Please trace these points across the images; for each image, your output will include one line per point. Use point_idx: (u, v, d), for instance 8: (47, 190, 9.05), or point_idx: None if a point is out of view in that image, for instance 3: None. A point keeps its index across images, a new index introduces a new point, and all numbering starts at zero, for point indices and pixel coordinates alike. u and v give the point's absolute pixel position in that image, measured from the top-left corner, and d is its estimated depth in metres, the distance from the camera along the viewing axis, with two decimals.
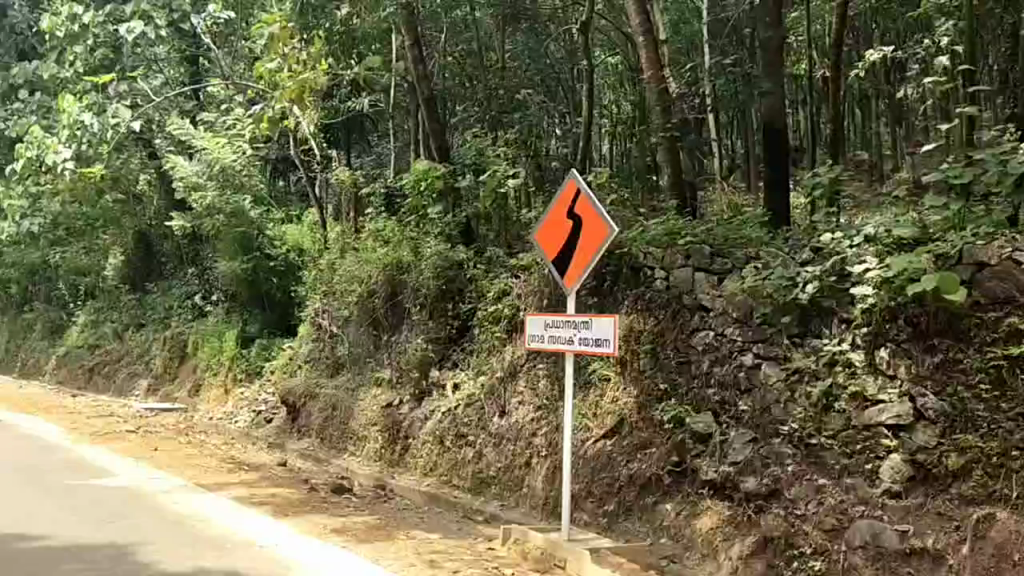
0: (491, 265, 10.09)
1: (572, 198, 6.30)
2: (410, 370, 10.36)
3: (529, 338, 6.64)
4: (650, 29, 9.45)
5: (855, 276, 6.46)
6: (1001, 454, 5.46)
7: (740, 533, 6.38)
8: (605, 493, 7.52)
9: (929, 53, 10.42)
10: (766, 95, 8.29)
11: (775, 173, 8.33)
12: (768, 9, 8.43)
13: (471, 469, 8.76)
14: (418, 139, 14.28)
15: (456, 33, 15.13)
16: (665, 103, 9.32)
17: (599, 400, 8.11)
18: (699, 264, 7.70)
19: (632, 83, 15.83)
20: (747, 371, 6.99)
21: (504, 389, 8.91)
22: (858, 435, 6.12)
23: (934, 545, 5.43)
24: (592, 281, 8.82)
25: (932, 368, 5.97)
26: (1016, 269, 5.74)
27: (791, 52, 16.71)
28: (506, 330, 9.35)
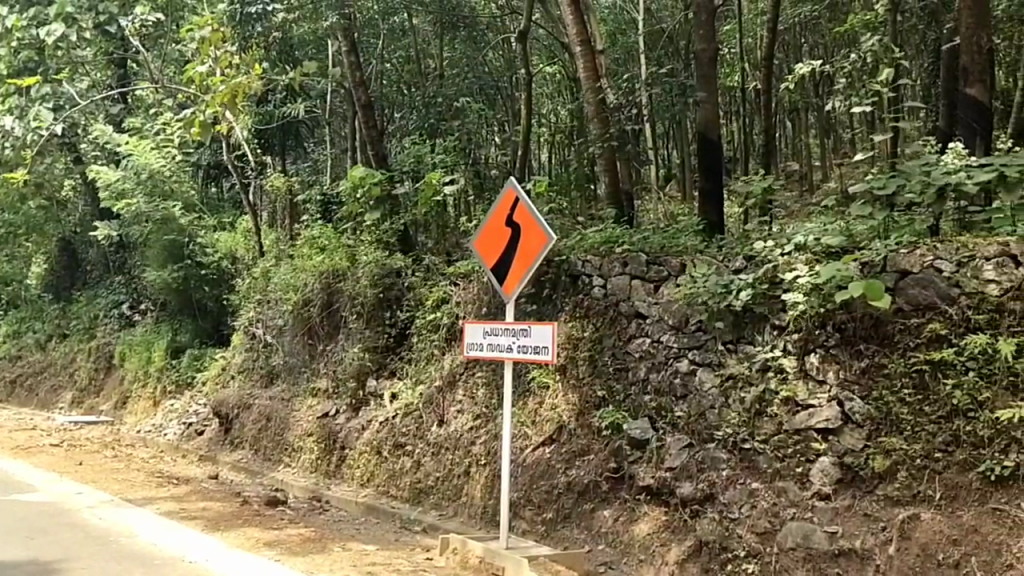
0: (429, 273, 10.05)
1: (510, 206, 6.27)
2: (347, 380, 10.23)
3: (467, 346, 6.56)
4: (587, 39, 9.56)
5: (786, 283, 6.59)
6: (925, 456, 5.67)
7: (677, 537, 6.48)
8: (543, 501, 7.47)
9: (857, 65, 10.76)
10: (700, 106, 8.48)
11: (709, 183, 8.48)
12: (701, 21, 8.60)
13: (409, 479, 8.65)
14: (354, 145, 14.24)
15: (394, 40, 15.18)
16: (603, 113, 9.45)
17: (537, 408, 8.12)
18: (636, 271, 7.78)
19: (569, 93, 15.99)
20: (683, 378, 7.10)
21: (442, 398, 8.87)
22: (789, 440, 6.26)
23: (862, 546, 5.61)
24: (530, 288, 8.84)
25: (859, 373, 6.13)
26: (937, 276, 5.96)
27: (723, 63, 17.10)
28: (445, 339, 9.30)
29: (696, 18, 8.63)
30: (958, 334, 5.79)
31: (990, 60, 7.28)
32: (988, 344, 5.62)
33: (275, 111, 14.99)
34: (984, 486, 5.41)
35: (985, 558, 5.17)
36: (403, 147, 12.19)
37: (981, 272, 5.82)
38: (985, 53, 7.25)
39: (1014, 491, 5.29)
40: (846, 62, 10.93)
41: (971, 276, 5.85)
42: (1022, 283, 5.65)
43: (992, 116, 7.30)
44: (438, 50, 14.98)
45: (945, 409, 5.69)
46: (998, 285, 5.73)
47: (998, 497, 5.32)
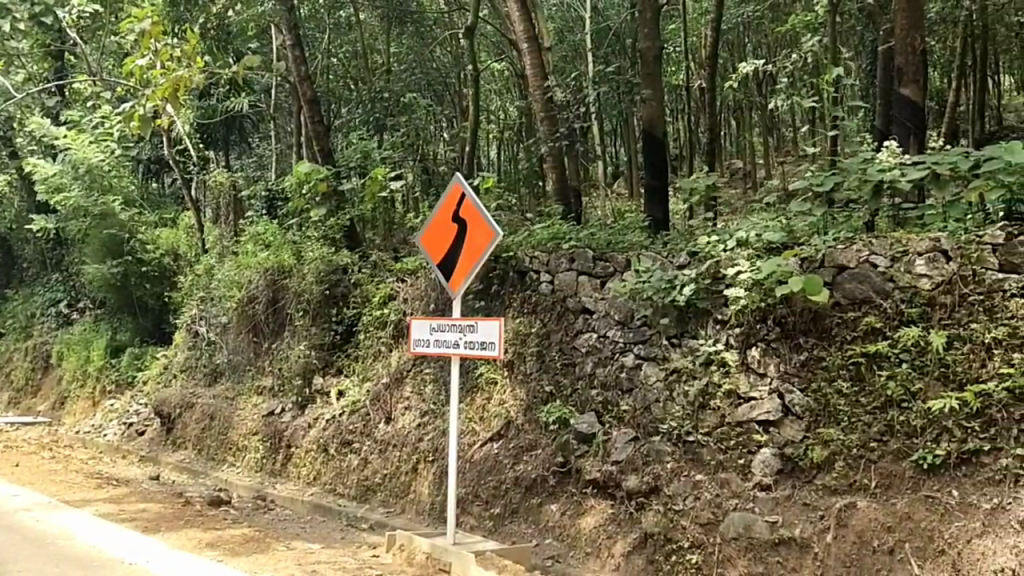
0: (376, 270, 10.01)
1: (457, 201, 6.25)
2: (293, 378, 10.13)
3: (413, 342, 6.54)
4: (534, 36, 9.61)
5: (728, 278, 6.71)
6: (861, 446, 5.81)
7: (623, 530, 6.53)
8: (491, 496, 7.49)
9: (797, 65, 11.02)
10: (645, 104, 8.59)
11: (653, 179, 8.59)
12: (646, 19, 8.73)
13: (356, 477, 8.59)
14: (300, 140, 14.11)
15: (341, 35, 15.15)
16: (550, 110, 9.53)
17: (485, 404, 8.16)
18: (582, 267, 7.85)
19: (518, 90, 16.09)
20: (629, 372, 7.19)
21: (389, 396, 8.84)
22: (732, 432, 6.37)
23: (801, 534, 5.69)
24: (478, 285, 8.87)
25: (798, 366, 6.28)
26: (873, 271, 6.14)
27: (669, 62, 17.36)
28: (392, 336, 9.27)
29: (641, 17, 8.76)
30: (893, 328, 5.99)
31: (924, 61, 7.49)
32: (921, 337, 5.83)
33: (218, 105, 14.82)
34: (916, 475, 5.53)
35: (918, 543, 5.23)
36: (349, 143, 12.12)
37: (914, 266, 6.01)
38: (918, 54, 7.45)
39: (945, 479, 5.42)
40: (788, 62, 11.19)
41: (905, 271, 6.04)
42: (952, 278, 5.85)
43: (926, 116, 7.51)
44: (385, 46, 14.93)
45: (880, 400, 5.86)
46: (930, 280, 5.93)
47: (930, 484, 5.45)
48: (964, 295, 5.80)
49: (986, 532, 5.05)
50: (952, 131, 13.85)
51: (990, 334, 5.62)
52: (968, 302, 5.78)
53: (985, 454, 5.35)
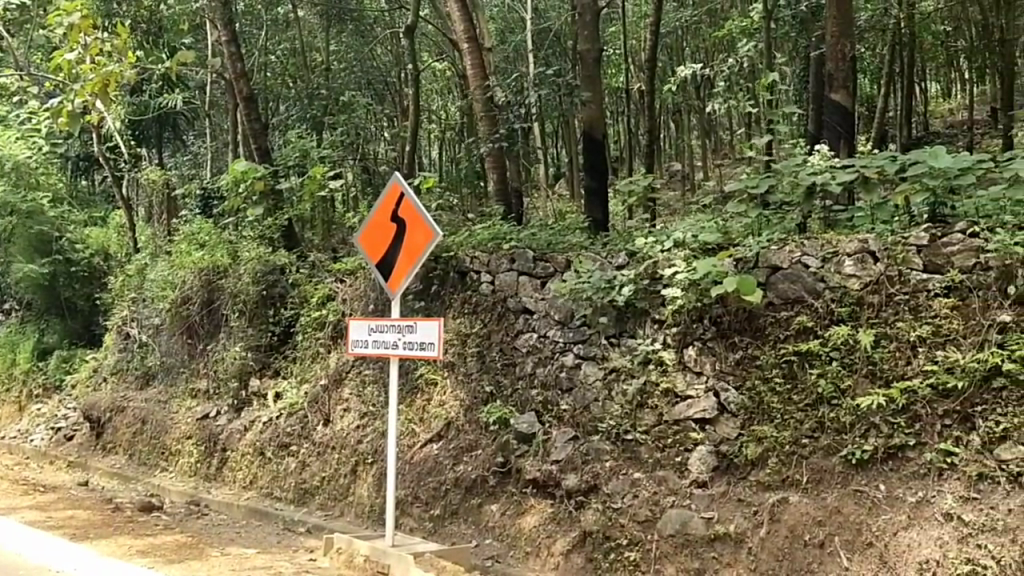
0: (314, 270, 9.91)
1: (396, 201, 6.17)
2: (229, 380, 9.95)
3: (351, 343, 6.44)
4: (474, 36, 9.64)
5: (666, 279, 6.81)
6: (793, 443, 5.95)
7: (562, 529, 6.55)
8: (430, 497, 7.46)
9: (734, 71, 11.28)
10: (585, 106, 8.67)
11: (593, 181, 8.66)
12: (586, 22, 8.82)
13: (294, 480, 8.46)
14: (236, 138, 13.87)
15: (279, 32, 14.97)
16: (490, 110, 9.56)
17: (425, 405, 8.13)
18: (523, 267, 7.87)
19: (459, 90, 16.10)
20: (568, 371, 7.23)
21: (328, 397, 8.73)
22: (669, 430, 6.47)
23: (735, 530, 5.78)
24: (417, 285, 8.83)
25: (733, 364, 6.40)
26: (804, 271, 6.30)
27: (609, 65, 17.58)
28: (331, 337, 9.18)
29: (581, 19, 8.85)
30: (824, 327, 6.15)
31: (852, 68, 7.72)
32: (850, 335, 5.99)
33: (151, 102, 14.49)
34: (846, 470, 5.67)
35: (847, 537, 5.36)
36: (287, 141, 11.97)
37: (843, 267, 6.19)
38: (847, 61, 7.68)
39: (873, 473, 5.57)
40: (724, 68, 11.45)
41: (835, 271, 6.21)
42: (880, 278, 6.03)
43: (854, 121, 7.73)
44: (323, 44, 14.77)
45: (811, 397, 6.01)
46: (858, 280, 6.11)
47: (859, 479, 5.59)
48: (890, 295, 5.97)
49: (911, 525, 5.21)
50: (881, 135, 14.29)
51: (914, 332, 5.81)
52: (894, 301, 5.95)
53: (910, 449, 5.51)
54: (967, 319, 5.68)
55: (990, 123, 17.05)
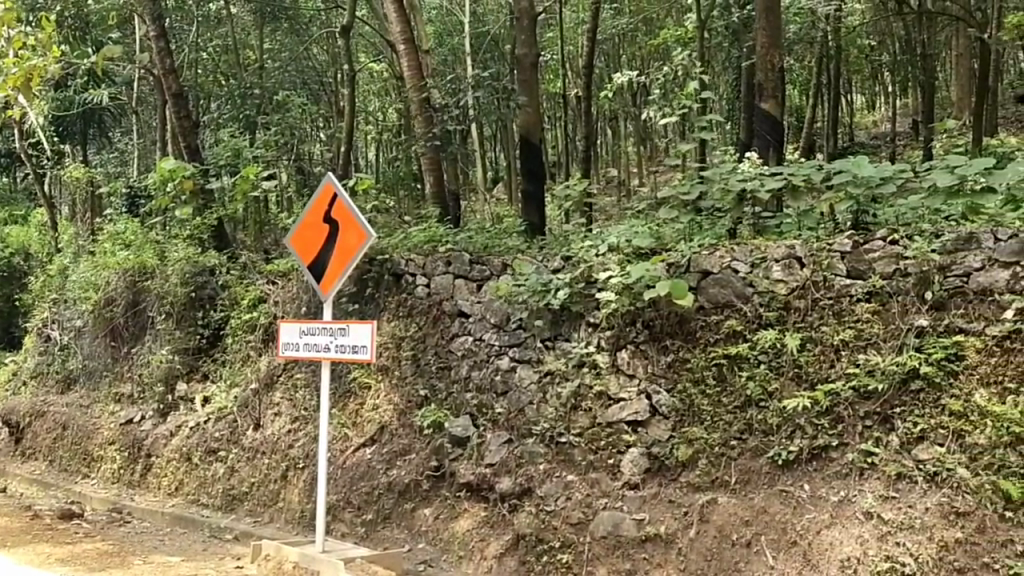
0: (245, 271, 9.73)
1: (328, 202, 6.09)
2: (154, 385, 9.68)
3: (282, 346, 6.30)
4: (411, 38, 9.63)
5: (600, 282, 6.87)
6: (722, 444, 6.06)
7: (496, 532, 6.54)
8: (363, 502, 7.37)
9: (668, 79, 11.51)
10: (522, 110, 8.72)
11: (530, 185, 8.70)
12: (523, 26, 8.87)
13: (222, 486, 8.28)
14: (164, 136, 13.55)
15: (212, 28, 14.71)
16: (426, 111, 9.54)
17: (359, 409, 8.05)
18: (459, 270, 7.86)
19: (397, 92, 16.05)
20: (503, 375, 7.23)
21: (259, 402, 8.57)
22: (602, 433, 6.52)
23: (666, 531, 5.85)
24: (351, 287, 8.74)
25: (665, 367, 6.50)
26: (734, 276, 6.43)
27: (547, 71, 17.73)
28: (262, 339, 9.02)
29: (518, 24, 8.91)
30: (752, 330, 6.29)
31: (781, 78, 7.92)
32: (777, 339, 6.14)
33: (75, 97, 14.05)
34: (772, 470, 5.80)
35: (772, 536, 5.48)
36: (219, 140, 11.75)
37: (771, 272, 6.34)
38: (777, 72, 7.88)
39: (798, 473, 5.70)
40: (659, 76, 11.67)
41: (763, 276, 6.35)
42: (806, 283, 6.19)
43: (783, 131, 7.93)
44: (257, 42, 14.51)
45: (740, 399, 6.13)
46: (785, 284, 6.26)
47: (784, 479, 5.72)
48: (815, 299, 6.14)
49: (833, 524, 5.35)
50: (810, 144, 14.73)
51: (838, 336, 5.98)
52: (820, 306, 6.12)
53: (833, 449, 5.66)
54: (888, 323, 5.87)
55: (911, 135, 17.73)
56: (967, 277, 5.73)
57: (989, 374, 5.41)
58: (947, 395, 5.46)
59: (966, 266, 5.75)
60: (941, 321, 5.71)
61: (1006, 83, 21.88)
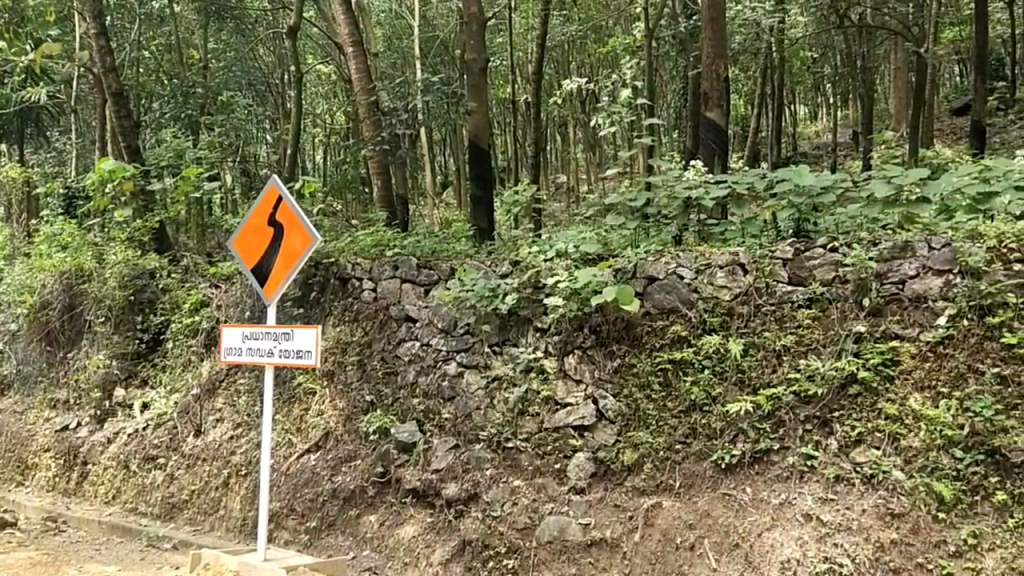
0: (187, 274, 9.58)
1: (274, 205, 6.00)
2: (91, 390, 9.42)
3: (224, 351, 6.18)
4: (359, 41, 9.61)
5: (548, 288, 6.91)
6: (666, 448, 6.12)
7: (441, 538, 6.49)
8: (306, 509, 7.26)
9: (617, 87, 11.65)
10: (471, 116, 8.72)
11: (478, 190, 8.70)
12: (473, 31, 8.89)
13: (161, 494, 8.07)
14: (103, 136, 13.24)
15: (154, 27, 14.40)
16: (374, 115, 9.53)
17: (303, 415, 7.95)
18: (406, 275, 7.82)
19: (345, 94, 15.94)
20: (450, 380, 7.17)
21: (200, 408, 8.41)
22: (549, 438, 6.51)
23: (611, 535, 5.88)
24: (296, 291, 8.63)
25: (611, 372, 6.55)
26: (679, 281, 6.52)
27: (497, 77, 17.81)
28: (204, 344, 8.86)
29: (467, 29, 8.93)
30: (696, 335, 6.37)
31: (726, 88, 8.06)
32: (721, 344, 6.22)
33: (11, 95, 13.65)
34: (716, 474, 5.87)
35: (715, 539, 5.53)
36: (160, 140, 11.54)
37: (715, 278, 6.46)
38: (721, 81, 8.02)
39: (740, 476, 5.78)
40: (607, 83, 11.79)
41: (707, 282, 6.46)
42: (749, 289, 6.32)
43: (727, 139, 8.08)
44: (201, 41, 14.27)
45: (684, 404, 6.20)
46: (729, 290, 6.38)
47: (727, 483, 5.79)
48: (758, 306, 6.27)
49: (774, 526, 5.42)
50: (755, 153, 15.03)
51: (780, 341, 6.10)
52: (762, 312, 6.24)
53: (775, 453, 5.75)
54: (827, 329, 6.01)
55: (852, 146, 18.21)
56: (902, 284, 5.90)
57: (923, 378, 5.56)
58: (883, 399, 5.60)
59: (902, 274, 5.92)
60: (877, 327, 5.87)
61: (942, 96, 22.59)
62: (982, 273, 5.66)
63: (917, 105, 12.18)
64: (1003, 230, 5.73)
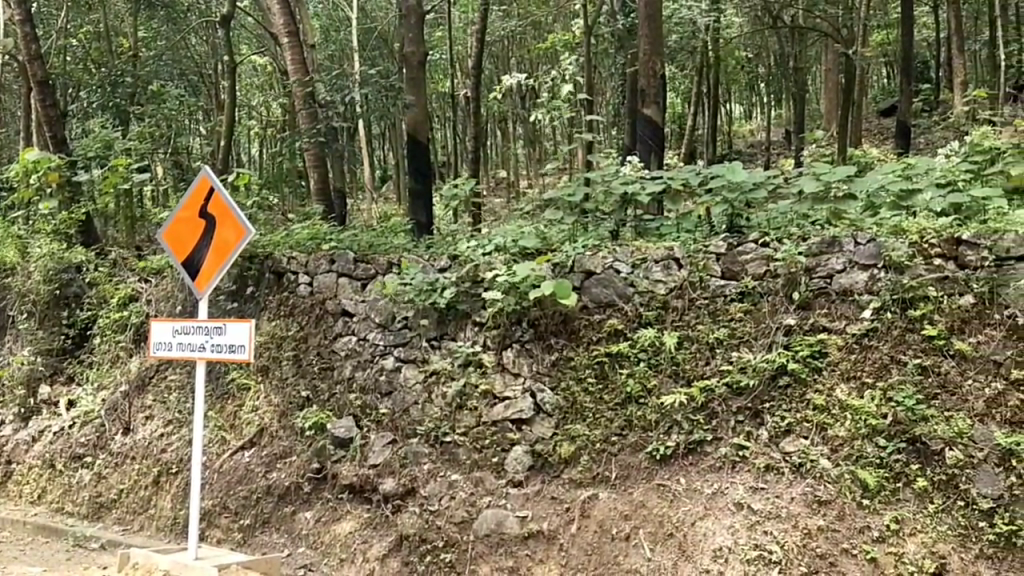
0: (115, 268, 9.37)
1: (206, 195, 5.86)
2: (14, 388, 9.10)
3: (153, 346, 5.99)
4: (294, 31, 9.48)
5: (487, 282, 6.92)
6: (603, 440, 6.17)
7: (379, 534, 6.45)
8: (239, 507, 7.13)
9: (556, 82, 11.71)
10: (409, 109, 8.66)
11: (417, 184, 8.66)
12: (411, 23, 8.83)
13: (88, 493, 7.84)
14: (27, 127, 12.80)
15: (82, 14, 14.20)
16: (310, 107, 9.41)
17: (237, 411, 7.81)
18: (343, 269, 7.75)
19: (280, 85, 15.69)
20: (388, 375, 7.12)
21: (129, 404, 8.20)
22: (486, 432, 6.51)
23: (548, 527, 5.92)
24: (230, 285, 8.51)
25: (549, 365, 6.58)
26: (616, 276, 6.60)
27: (437, 71, 17.76)
28: (133, 339, 8.65)
29: (405, 22, 8.86)
30: (632, 329, 6.46)
31: (663, 85, 8.15)
32: (656, 337, 6.31)
33: None
34: (651, 465, 5.95)
35: (650, 529, 5.62)
36: (88, 130, 11.21)
37: (651, 273, 6.54)
38: (658, 79, 8.11)
39: (674, 467, 5.87)
40: (546, 78, 11.84)
41: (643, 276, 6.55)
42: (683, 284, 6.43)
43: (664, 137, 8.19)
44: (132, 29, 13.92)
45: (620, 396, 6.26)
46: (664, 284, 6.48)
47: (661, 474, 5.87)
48: (692, 300, 6.38)
49: (707, 515, 5.53)
50: (692, 150, 15.29)
51: (713, 334, 6.21)
52: (696, 306, 6.35)
53: (707, 444, 5.85)
54: (759, 323, 6.15)
55: (785, 144, 18.65)
56: (829, 278, 6.06)
57: (850, 369, 5.73)
58: (812, 390, 5.75)
59: (829, 268, 6.08)
60: (807, 320, 6.02)
61: (870, 96, 23.27)
62: (905, 267, 5.84)
63: (845, 105, 12.54)
64: (925, 226, 5.92)
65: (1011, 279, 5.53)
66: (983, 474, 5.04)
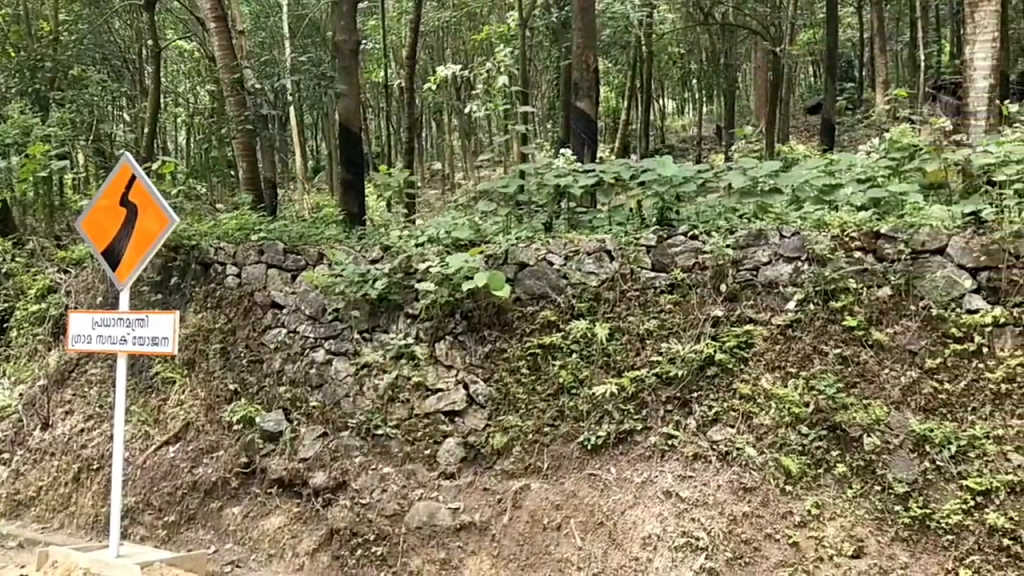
0: (33, 258, 9.06)
1: (128, 183, 5.67)
2: None
3: (71, 339, 5.79)
4: (222, 17, 9.26)
5: (419, 273, 6.87)
6: (535, 431, 6.19)
7: (309, 528, 6.37)
8: (164, 503, 6.95)
9: (491, 74, 11.69)
10: (341, 98, 8.54)
11: (349, 174, 8.54)
12: (343, 10, 8.71)
13: (4, 491, 7.56)
14: None
15: None
16: (239, 95, 9.20)
17: (161, 405, 7.60)
18: (272, 260, 7.62)
19: (209, 71, 15.32)
20: (318, 368, 7.03)
21: (48, 399, 7.92)
22: (419, 424, 6.48)
23: (480, 518, 5.93)
24: (154, 276, 8.30)
25: (482, 357, 6.58)
26: (549, 268, 6.62)
27: (371, 61, 17.58)
28: (52, 332, 8.37)
29: (337, 8, 8.72)
30: (565, 321, 6.49)
31: (599, 78, 8.19)
32: (588, 329, 6.35)
33: None
34: (582, 455, 6.00)
35: (581, 518, 5.68)
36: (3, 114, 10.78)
37: (583, 264, 6.58)
38: (593, 72, 8.14)
39: (605, 457, 5.93)
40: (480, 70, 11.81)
41: (576, 268, 6.58)
42: (615, 276, 6.48)
43: (598, 130, 8.24)
44: (52, 12, 13.42)
45: (553, 387, 6.29)
46: (596, 276, 6.52)
47: (593, 463, 5.94)
48: (623, 292, 6.44)
49: (636, 504, 5.62)
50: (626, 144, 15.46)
51: (644, 325, 6.29)
52: (627, 297, 6.42)
53: (637, 433, 5.94)
54: (688, 314, 6.24)
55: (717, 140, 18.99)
56: (756, 271, 6.18)
57: (775, 359, 5.87)
58: (738, 379, 5.87)
59: (756, 261, 6.20)
60: (734, 311, 6.14)
61: (798, 95, 23.86)
62: (827, 260, 5.97)
63: (772, 102, 12.81)
64: (847, 220, 6.08)
65: (925, 273, 5.69)
66: (900, 460, 5.23)
